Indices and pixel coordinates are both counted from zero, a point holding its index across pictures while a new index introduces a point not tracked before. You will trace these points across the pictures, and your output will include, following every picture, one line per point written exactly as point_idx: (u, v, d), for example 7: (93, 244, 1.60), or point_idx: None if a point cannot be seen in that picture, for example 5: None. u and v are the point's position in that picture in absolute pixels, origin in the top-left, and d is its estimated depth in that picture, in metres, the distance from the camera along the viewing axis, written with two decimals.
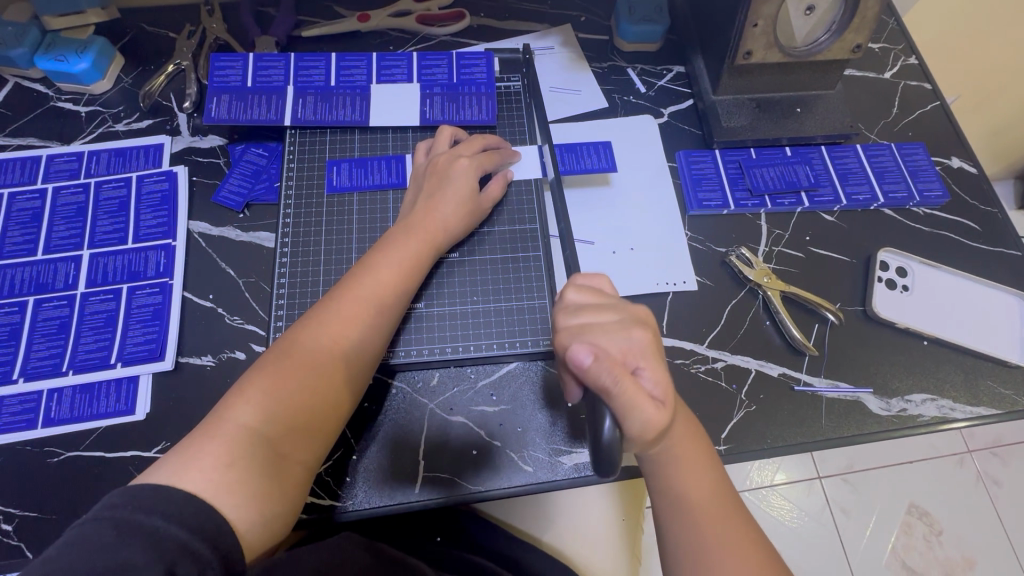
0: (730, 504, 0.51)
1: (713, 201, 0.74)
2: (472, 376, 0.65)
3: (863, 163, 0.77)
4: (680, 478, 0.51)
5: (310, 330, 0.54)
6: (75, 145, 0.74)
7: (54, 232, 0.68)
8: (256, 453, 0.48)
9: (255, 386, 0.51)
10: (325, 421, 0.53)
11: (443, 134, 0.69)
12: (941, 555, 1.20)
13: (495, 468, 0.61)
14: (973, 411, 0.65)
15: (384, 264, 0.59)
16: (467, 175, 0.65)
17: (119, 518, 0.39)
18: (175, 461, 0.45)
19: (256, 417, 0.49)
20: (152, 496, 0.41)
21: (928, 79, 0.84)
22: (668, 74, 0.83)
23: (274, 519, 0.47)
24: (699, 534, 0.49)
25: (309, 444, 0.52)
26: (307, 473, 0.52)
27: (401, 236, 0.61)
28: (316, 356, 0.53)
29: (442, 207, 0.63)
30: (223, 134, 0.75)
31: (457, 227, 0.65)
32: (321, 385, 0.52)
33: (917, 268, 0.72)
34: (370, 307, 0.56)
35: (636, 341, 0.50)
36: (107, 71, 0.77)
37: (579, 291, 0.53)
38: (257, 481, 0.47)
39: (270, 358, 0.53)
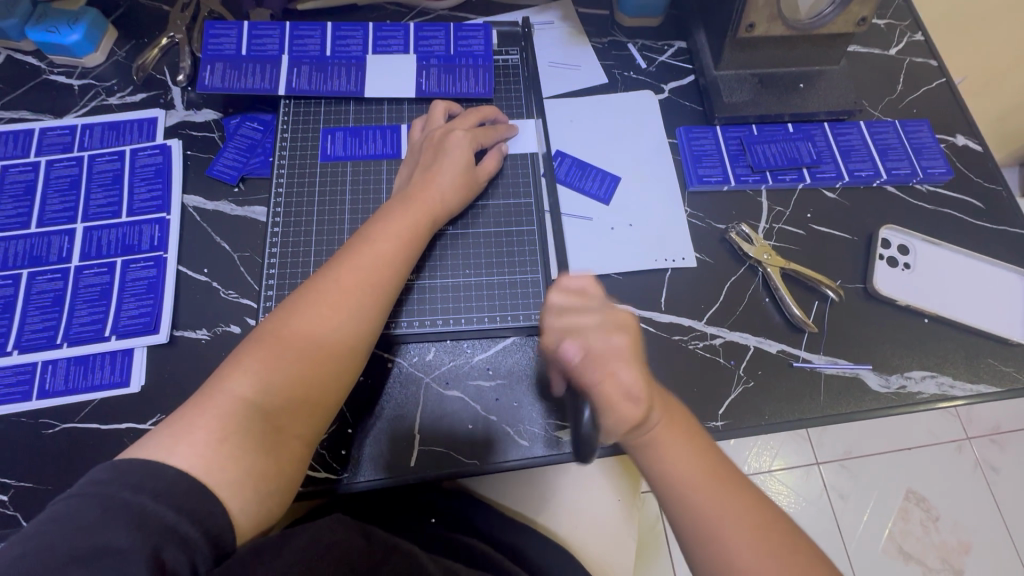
0: (722, 467, 0.51)
1: (714, 176, 0.73)
2: (468, 350, 0.64)
3: (866, 140, 0.76)
4: (665, 459, 0.51)
5: (308, 302, 0.54)
6: (69, 118, 0.73)
7: (47, 206, 0.68)
8: (252, 427, 0.48)
9: (252, 358, 0.51)
10: (326, 394, 0.52)
11: (438, 109, 0.69)
12: (937, 540, 1.20)
13: (491, 443, 0.61)
14: (973, 388, 0.65)
15: (382, 236, 0.58)
16: (463, 148, 0.65)
17: (105, 496, 0.39)
18: (167, 435, 0.45)
19: (254, 388, 0.49)
20: (138, 474, 0.41)
21: (934, 56, 0.83)
22: (670, 50, 0.81)
23: (270, 494, 0.47)
24: (697, 512, 0.49)
25: (309, 417, 0.51)
26: (306, 447, 0.51)
27: (397, 209, 0.61)
28: (313, 329, 0.52)
29: (440, 180, 0.63)
30: (218, 108, 0.74)
31: (456, 201, 0.64)
32: (319, 358, 0.52)
33: (918, 245, 0.71)
34: (369, 279, 0.56)
35: (615, 343, 0.53)
36: (100, 43, 0.76)
37: (559, 299, 0.56)
38: (252, 456, 0.46)
39: (267, 331, 0.53)
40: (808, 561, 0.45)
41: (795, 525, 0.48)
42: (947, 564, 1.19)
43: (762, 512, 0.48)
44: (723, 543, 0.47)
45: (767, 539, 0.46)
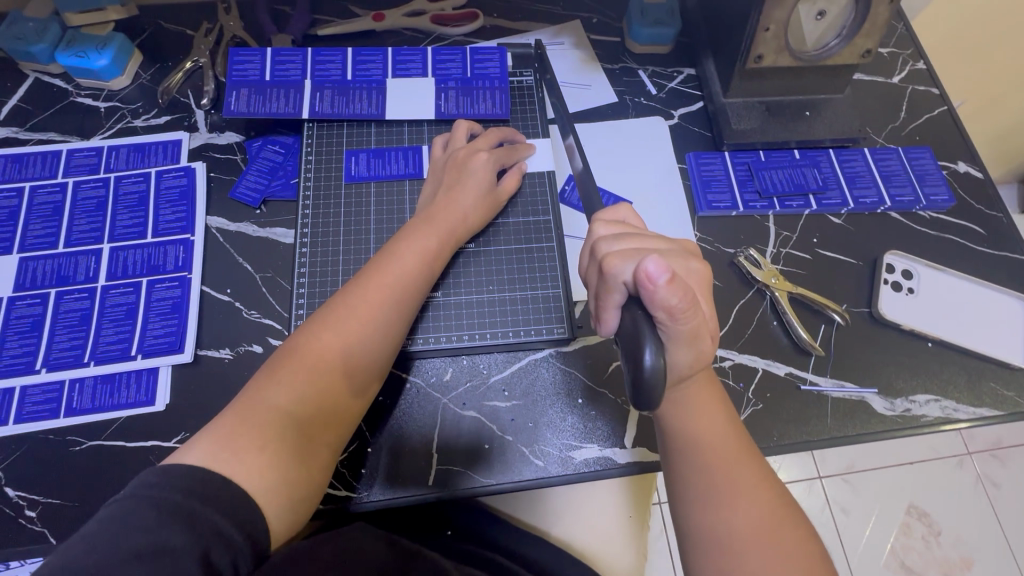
0: (742, 445, 0.52)
1: (722, 202, 0.75)
2: (486, 370, 0.66)
3: (870, 166, 0.78)
4: (693, 418, 0.53)
5: (338, 317, 0.55)
6: (95, 140, 0.75)
7: (75, 226, 0.69)
8: (286, 439, 0.49)
9: (285, 370, 0.52)
10: (349, 406, 0.55)
11: (460, 130, 0.71)
12: (940, 555, 1.21)
13: (508, 462, 0.62)
14: (976, 412, 0.67)
15: (408, 254, 0.60)
16: (485, 168, 0.67)
17: (157, 497, 0.40)
18: (208, 445, 0.46)
19: (287, 401, 0.51)
20: (187, 477, 0.42)
21: (936, 84, 0.85)
22: (679, 76, 0.84)
23: (300, 503, 0.49)
24: (708, 472, 0.50)
25: (335, 428, 0.53)
26: (330, 458, 0.53)
27: (422, 226, 0.62)
28: (342, 344, 0.54)
29: (461, 200, 0.65)
30: (240, 131, 0.76)
31: (475, 220, 0.66)
32: (347, 372, 0.54)
33: (922, 270, 0.73)
34: (396, 296, 0.58)
35: (693, 270, 0.51)
36: (126, 67, 0.78)
37: (610, 223, 0.55)
38: (286, 466, 0.48)
39: (298, 344, 0.54)
40: (803, 551, 0.46)
41: (800, 517, 0.49)
42: None
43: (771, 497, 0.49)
44: (725, 510, 0.49)
45: (768, 521, 0.48)
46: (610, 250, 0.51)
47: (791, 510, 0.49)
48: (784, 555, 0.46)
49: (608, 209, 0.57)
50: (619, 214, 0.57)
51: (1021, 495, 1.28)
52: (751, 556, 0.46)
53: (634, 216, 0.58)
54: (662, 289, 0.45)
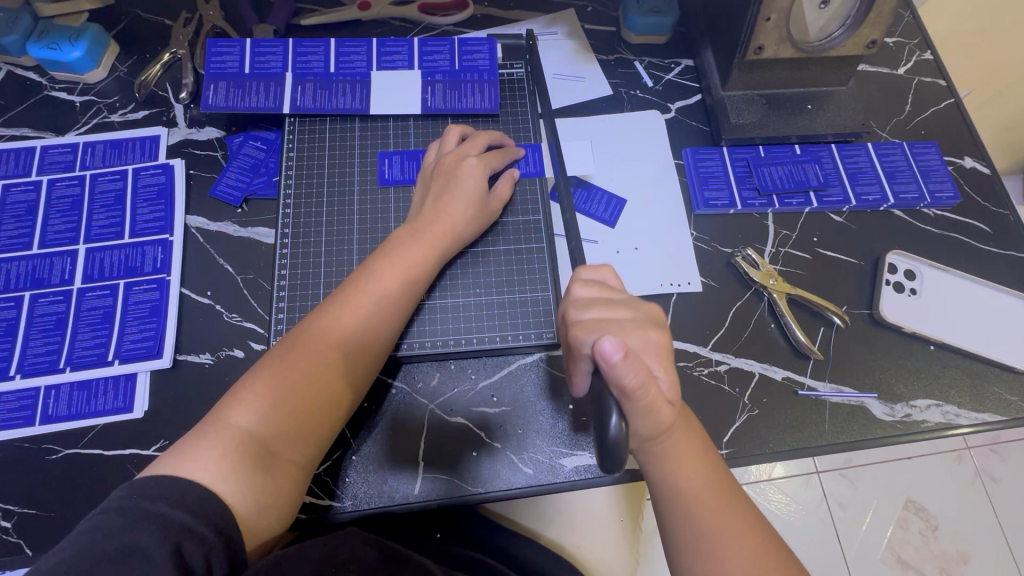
0: (725, 486, 0.51)
1: (720, 199, 0.72)
2: (473, 376, 0.64)
3: (874, 162, 0.75)
4: (676, 466, 0.51)
5: (313, 333, 0.54)
6: (70, 136, 0.72)
7: (49, 226, 0.67)
8: (251, 451, 0.47)
9: (255, 384, 0.50)
10: (321, 423, 0.52)
11: (450, 136, 0.67)
12: (937, 550, 1.20)
13: (495, 471, 0.61)
14: (978, 417, 0.65)
15: (390, 268, 0.58)
16: (475, 175, 0.64)
17: (134, 508, 0.39)
18: (173, 454, 0.46)
19: (257, 415, 0.49)
20: (151, 485, 0.41)
21: (943, 76, 0.82)
22: (677, 68, 0.81)
23: (271, 508, 0.47)
24: (696, 525, 0.49)
25: (305, 445, 0.51)
26: (303, 471, 0.51)
27: (408, 239, 0.60)
28: (318, 359, 0.52)
29: (450, 210, 0.62)
30: (221, 126, 0.73)
31: (466, 232, 0.63)
32: (319, 388, 0.52)
33: (925, 270, 0.70)
34: (375, 311, 0.56)
35: (653, 342, 0.50)
36: (102, 59, 0.75)
37: (587, 283, 0.53)
38: (249, 475, 0.46)
39: (273, 357, 0.52)
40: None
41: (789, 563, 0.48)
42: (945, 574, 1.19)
43: (759, 544, 0.48)
44: (715, 565, 0.47)
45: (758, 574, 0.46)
46: (577, 319, 0.51)
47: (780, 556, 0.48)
48: None
49: (591, 266, 0.56)
50: (602, 275, 0.55)
51: (1020, 490, 1.27)
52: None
53: (617, 278, 0.56)
54: (616, 366, 0.44)
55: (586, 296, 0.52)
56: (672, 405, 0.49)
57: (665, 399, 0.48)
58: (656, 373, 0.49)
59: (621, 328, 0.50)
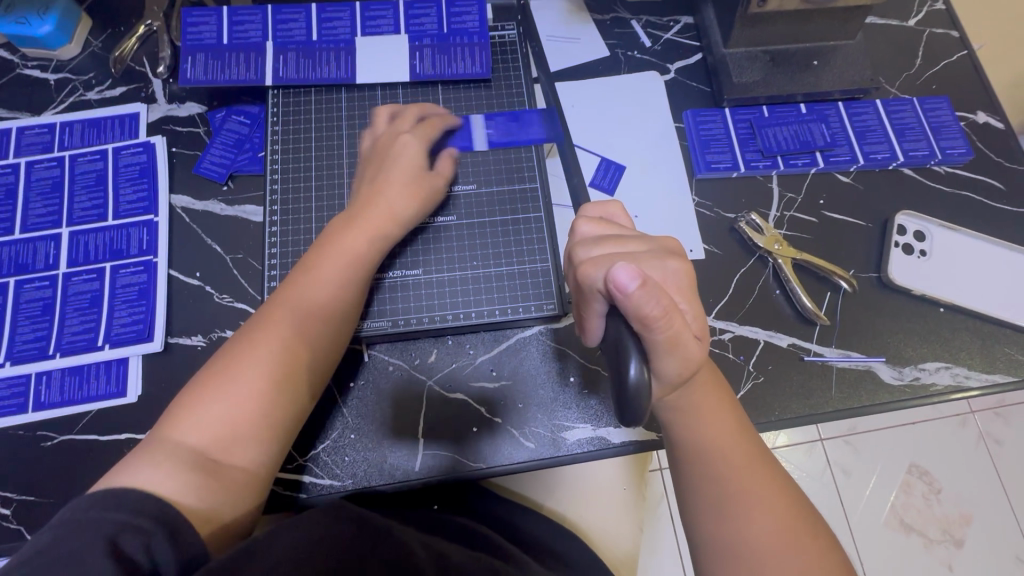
0: (752, 446, 0.49)
1: (722, 162, 0.70)
2: (471, 351, 0.63)
3: (883, 120, 0.72)
4: (701, 425, 0.48)
5: (249, 336, 0.51)
6: (46, 116, 0.69)
7: (30, 209, 0.65)
8: (195, 456, 0.45)
9: (193, 396, 0.48)
10: (273, 422, 0.49)
11: (405, 113, 0.64)
12: (940, 513, 1.21)
13: (496, 446, 0.60)
14: (988, 378, 0.63)
15: (329, 260, 0.55)
16: (407, 149, 0.61)
17: (83, 519, 0.38)
18: (117, 467, 0.44)
19: (196, 425, 0.46)
20: (85, 503, 0.39)
21: (955, 27, 0.78)
22: (676, 26, 0.77)
23: (223, 506, 0.45)
24: (721, 482, 0.47)
25: (259, 444, 0.48)
26: (260, 471, 0.48)
27: (343, 227, 0.57)
28: (260, 356, 0.50)
29: (387, 189, 0.59)
30: (202, 101, 0.70)
31: (411, 211, 0.60)
32: (264, 386, 0.49)
33: (935, 231, 0.68)
34: (310, 306, 0.53)
35: (671, 271, 0.47)
36: (74, 34, 0.72)
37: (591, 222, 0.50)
38: (195, 482, 0.44)
39: (209, 367, 0.49)
40: (821, 564, 0.44)
41: (816, 527, 0.46)
42: (948, 535, 1.20)
43: (785, 505, 0.46)
44: (737, 520, 0.45)
45: (784, 535, 0.44)
46: (586, 256, 0.48)
47: (808, 520, 0.46)
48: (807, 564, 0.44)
49: (595, 205, 0.53)
50: (607, 212, 0.53)
51: None
52: (768, 570, 0.43)
53: (624, 215, 0.53)
54: (634, 296, 0.41)
55: (590, 237, 0.49)
56: (700, 337, 0.46)
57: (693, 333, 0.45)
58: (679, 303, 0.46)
59: (635, 260, 0.46)
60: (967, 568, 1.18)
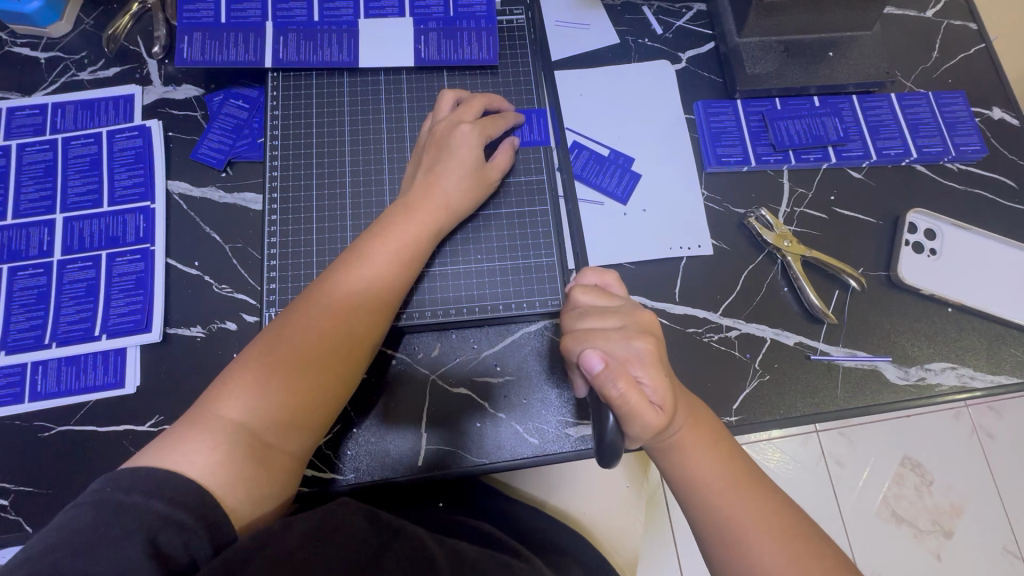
0: (745, 477, 0.48)
1: (733, 156, 0.68)
2: (475, 345, 0.62)
3: (897, 115, 0.70)
4: (689, 465, 0.48)
5: (302, 321, 0.50)
6: (37, 96, 0.67)
7: (23, 194, 0.63)
8: (242, 442, 0.45)
9: (244, 375, 0.47)
10: (316, 411, 0.49)
11: (444, 100, 0.62)
12: (931, 504, 1.22)
13: (499, 442, 0.59)
14: (993, 379, 0.63)
15: (382, 250, 0.54)
16: (468, 143, 0.59)
17: (108, 500, 0.38)
18: (158, 446, 0.43)
19: (245, 406, 0.46)
20: (128, 475, 0.39)
21: (973, 18, 0.76)
22: (688, 13, 0.75)
23: (265, 499, 0.45)
24: (720, 520, 0.46)
25: (302, 432, 0.48)
26: (297, 459, 0.49)
27: (400, 216, 0.56)
28: (308, 344, 0.49)
29: (445, 181, 0.58)
30: (199, 83, 0.68)
31: (463, 205, 0.59)
32: (310, 376, 0.48)
33: (946, 229, 0.67)
34: (368, 297, 0.52)
35: (638, 350, 0.46)
36: (65, 11, 0.69)
37: (584, 290, 0.50)
38: (242, 464, 0.44)
39: (263, 345, 0.49)
40: None
41: (824, 546, 0.45)
42: (938, 526, 1.21)
43: (789, 531, 0.45)
44: (746, 556, 0.44)
45: (794, 563, 0.43)
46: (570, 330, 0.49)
47: (813, 539, 0.45)
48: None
49: (595, 270, 0.53)
50: (605, 280, 0.52)
51: (1017, 446, 1.28)
52: None
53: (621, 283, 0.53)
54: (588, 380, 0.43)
55: (585, 307, 0.50)
56: (663, 411, 0.45)
57: (651, 403, 0.45)
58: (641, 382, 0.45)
59: (605, 338, 0.47)
60: (955, 558, 1.20)
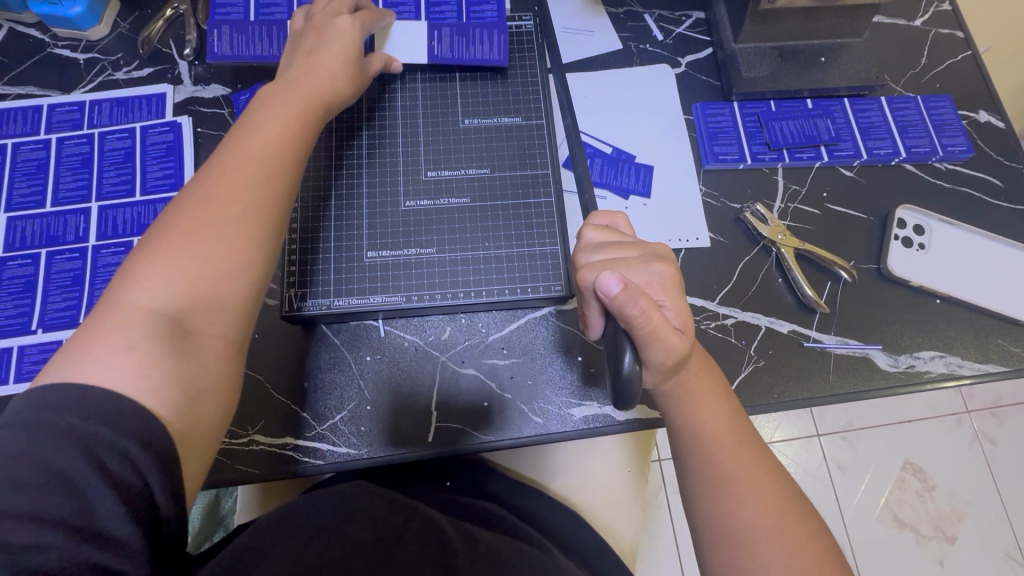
0: (746, 437, 0.50)
1: (730, 154, 0.72)
2: (484, 330, 0.65)
3: (887, 116, 0.74)
4: (693, 414, 0.50)
5: (205, 198, 0.47)
6: (76, 94, 0.72)
7: (61, 184, 0.67)
8: (155, 330, 0.41)
9: (146, 262, 0.44)
10: (234, 274, 0.46)
11: (320, 1, 0.64)
12: (933, 509, 1.24)
13: (506, 420, 0.62)
14: (981, 368, 0.66)
15: (268, 120, 0.53)
16: (348, 30, 0.61)
17: (40, 422, 0.35)
18: (64, 360, 0.39)
19: (140, 287, 0.42)
20: (52, 403, 0.36)
21: (961, 27, 0.80)
22: (688, 21, 0.79)
23: (202, 396, 0.42)
24: (716, 468, 0.48)
25: (222, 312, 0.45)
26: (228, 343, 0.46)
27: (276, 95, 0.56)
28: (217, 217, 0.46)
29: (323, 66, 0.59)
30: (226, 83, 0.72)
31: (342, 86, 0.60)
32: (215, 251, 0.45)
33: (935, 225, 0.70)
34: (270, 151, 0.51)
35: (658, 275, 0.49)
36: (104, 16, 0.74)
37: (596, 229, 0.52)
38: (157, 351, 0.41)
39: (162, 228, 0.46)
40: (812, 547, 0.45)
41: (805, 508, 0.47)
42: (939, 531, 1.22)
43: (779, 491, 0.47)
44: (732, 505, 0.47)
45: (777, 515, 0.46)
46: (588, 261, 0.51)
47: (798, 503, 0.47)
48: (794, 548, 0.44)
49: (603, 212, 0.55)
50: (613, 220, 0.55)
51: (1017, 451, 1.29)
52: (762, 551, 0.45)
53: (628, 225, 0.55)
54: (616, 297, 0.45)
55: (598, 243, 0.52)
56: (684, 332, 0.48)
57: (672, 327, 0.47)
58: (661, 303, 0.48)
59: (626, 265, 0.49)
60: (959, 563, 1.20)
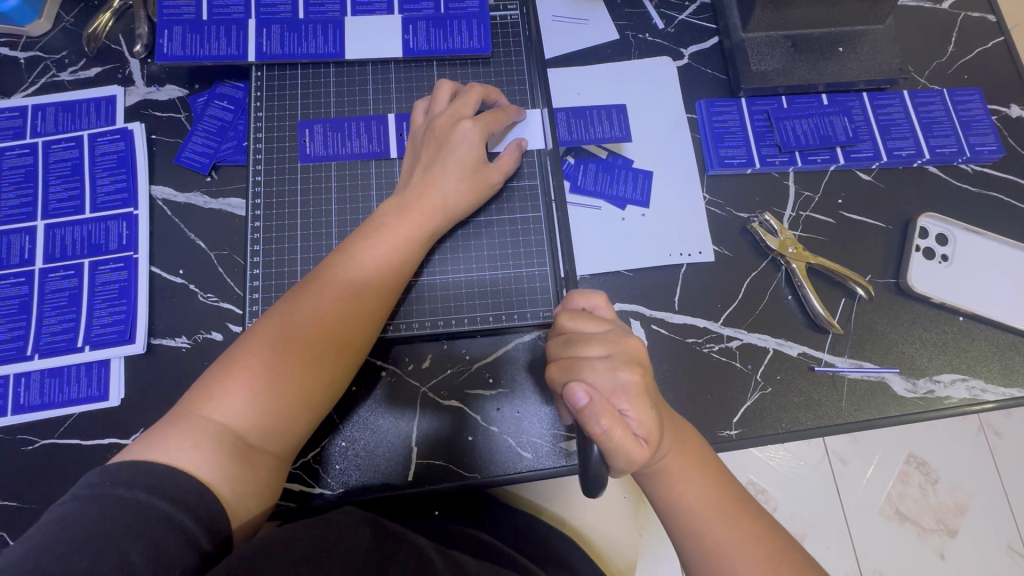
0: (731, 503, 0.45)
1: (737, 157, 0.66)
2: (468, 357, 0.60)
3: (909, 113, 0.67)
4: (669, 489, 0.46)
5: (298, 314, 0.48)
6: (17, 98, 0.65)
7: (2, 200, 0.62)
8: (225, 441, 0.42)
9: (235, 373, 0.45)
10: (304, 410, 0.47)
11: (443, 92, 0.59)
12: (936, 503, 1.10)
13: (493, 454, 0.58)
14: (1005, 392, 0.61)
15: (373, 247, 0.52)
16: (470, 140, 0.56)
17: (109, 496, 0.36)
18: (143, 442, 0.41)
19: (238, 405, 0.44)
20: (127, 470, 0.38)
21: (992, 11, 0.73)
22: (691, 6, 0.71)
23: (249, 495, 0.43)
24: (703, 546, 0.44)
25: (290, 433, 0.46)
26: (280, 461, 0.46)
27: (393, 214, 0.54)
28: (306, 345, 0.47)
29: (443, 181, 0.55)
30: (183, 84, 0.66)
31: (459, 207, 0.56)
32: (296, 382, 0.46)
33: (959, 235, 0.64)
34: (364, 286, 0.51)
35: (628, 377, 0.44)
36: (44, 9, 0.67)
37: (570, 315, 0.48)
38: (230, 463, 0.42)
39: (256, 338, 0.47)
40: None
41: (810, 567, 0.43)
42: (942, 525, 1.09)
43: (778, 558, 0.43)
44: None
45: None
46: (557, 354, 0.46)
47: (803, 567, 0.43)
48: None
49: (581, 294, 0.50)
50: (592, 302, 0.50)
51: None
52: None
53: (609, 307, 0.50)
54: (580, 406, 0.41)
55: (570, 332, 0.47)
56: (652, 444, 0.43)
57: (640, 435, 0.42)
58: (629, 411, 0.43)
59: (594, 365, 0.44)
60: (960, 560, 1.08)
